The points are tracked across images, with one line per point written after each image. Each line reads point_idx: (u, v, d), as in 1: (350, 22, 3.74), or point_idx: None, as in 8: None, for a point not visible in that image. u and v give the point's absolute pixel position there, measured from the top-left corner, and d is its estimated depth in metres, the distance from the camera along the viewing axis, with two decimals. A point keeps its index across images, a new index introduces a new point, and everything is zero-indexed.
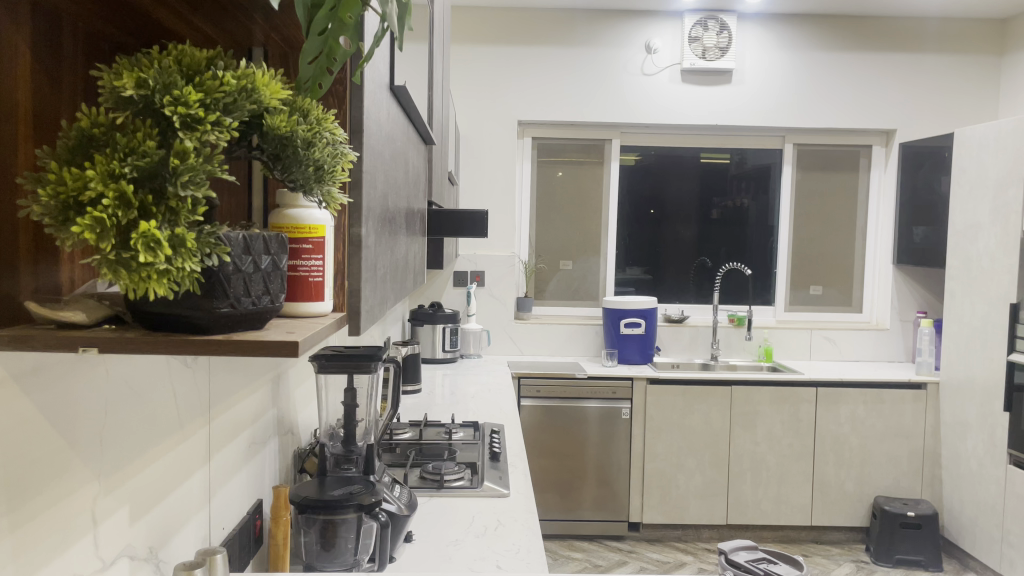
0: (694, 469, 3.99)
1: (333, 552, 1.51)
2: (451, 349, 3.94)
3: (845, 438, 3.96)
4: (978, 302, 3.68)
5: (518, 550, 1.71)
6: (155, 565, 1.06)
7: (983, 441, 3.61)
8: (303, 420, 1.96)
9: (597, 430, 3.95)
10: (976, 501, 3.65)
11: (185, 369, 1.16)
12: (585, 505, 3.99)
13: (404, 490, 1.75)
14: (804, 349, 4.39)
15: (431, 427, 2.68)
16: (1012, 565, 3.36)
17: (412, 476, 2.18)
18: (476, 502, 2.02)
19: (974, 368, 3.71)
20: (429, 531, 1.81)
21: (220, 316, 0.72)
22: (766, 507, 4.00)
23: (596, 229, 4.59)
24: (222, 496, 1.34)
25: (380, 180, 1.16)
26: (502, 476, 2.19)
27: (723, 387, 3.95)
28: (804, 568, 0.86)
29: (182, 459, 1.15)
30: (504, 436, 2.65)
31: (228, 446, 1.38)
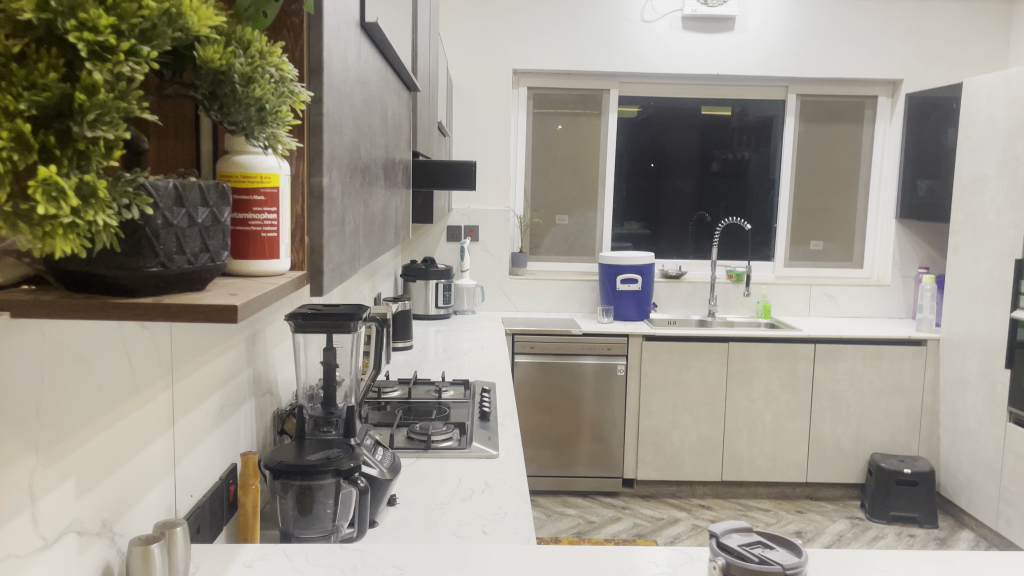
0: (689, 426, 3.95)
1: (310, 518, 1.45)
2: (444, 305, 3.87)
3: (842, 395, 3.92)
4: (983, 257, 3.60)
5: (505, 514, 1.66)
6: (110, 539, 1.01)
7: (983, 398, 3.56)
8: (283, 378, 1.90)
9: (592, 386, 3.90)
10: (973, 458, 3.62)
11: (141, 331, 1.08)
12: (578, 461, 3.96)
13: (387, 452, 1.69)
14: (802, 305, 4.33)
15: (421, 385, 2.62)
16: (1009, 523, 3.34)
17: (399, 436, 2.12)
18: (463, 463, 1.96)
19: (976, 324, 3.64)
20: (413, 494, 1.76)
21: (149, 277, 0.65)
22: (761, 464, 3.97)
23: (594, 181, 4.47)
24: (188, 462, 1.28)
25: (349, 125, 1.07)
26: (491, 437, 2.12)
27: (721, 343, 3.89)
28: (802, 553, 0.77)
29: (140, 425, 1.09)
30: (495, 394, 2.59)
31: (195, 411, 1.31)
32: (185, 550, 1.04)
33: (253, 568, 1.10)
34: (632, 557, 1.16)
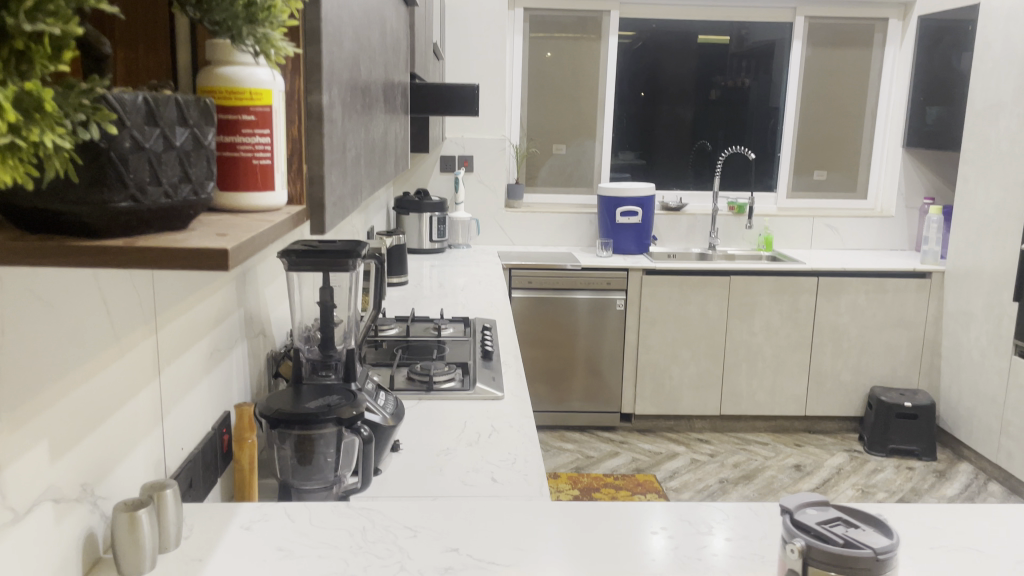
0: (689, 361, 3.88)
1: (310, 469, 1.36)
2: (439, 239, 3.75)
3: (844, 328, 3.86)
4: (993, 187, 3.49)
5: (515, 460, 1.58)
6: (92, 504, 0.92)
7: (988, 331, 3.51)
8: (276, 318, 1.79)
9: (588, 321, 3.82)
10: (975, 391, 3.58)
11: (120, 275, 0.97)
12: (575, 395, 3.91)
13: (389, 397, 1.60)
14: (805, 236, 4.23)
15: (419, 323, 2.51)
16: (1010, 456, 3.33)
17: (399, 376, 2.02)
18: (467, 405, 1.87)
19: (984, 256, 3.55)
20: (416, 439, 1.67)
21: (117, 213, 0.55)
22: (760, 398, 3.93)
23: (592, 109, 4.29)
24: (178, 413, 1.19)
25: (348, 34, 0.94)
26: (496, 377, 2.03)
27: (722, 277, 3.80)
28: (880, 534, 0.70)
29: (121, 377, 0.99)
30: (496, 331, 2.49)
31: (184, 357, 1.21)
32: (175, 513, 0.96)
33: (252, 531, 1.01)
34: (662, 515, 1.08)
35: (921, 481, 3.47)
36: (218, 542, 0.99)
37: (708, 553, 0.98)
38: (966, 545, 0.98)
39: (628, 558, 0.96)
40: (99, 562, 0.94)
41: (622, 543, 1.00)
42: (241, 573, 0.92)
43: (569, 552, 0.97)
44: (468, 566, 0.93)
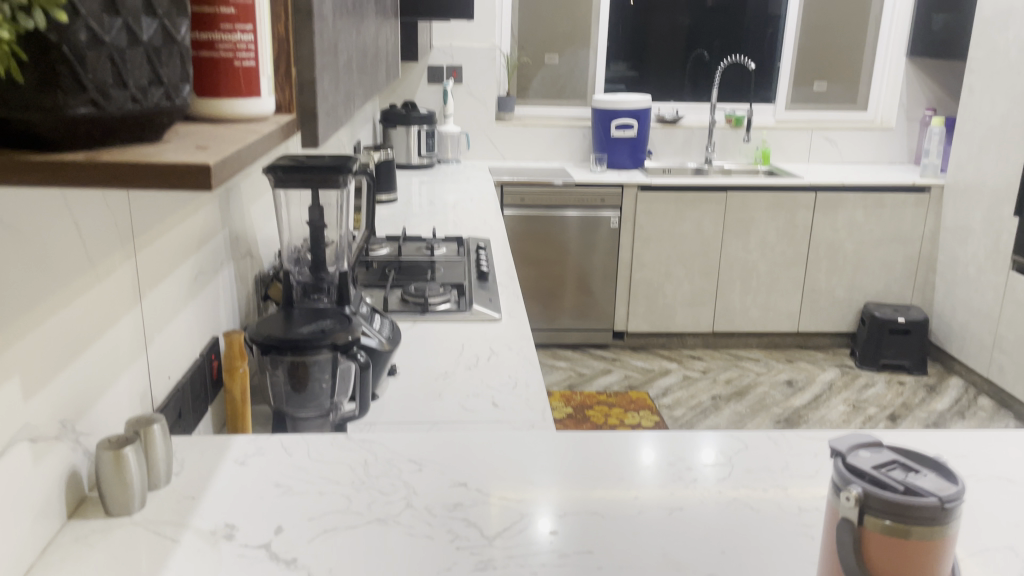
0: (683, 278, 3.83)
1: (305, 396, 1.30)
2: (427, 154, 3.62)
3: (840, 244, 3.81)
4: (999, 98, 3.39)
5: (516, 383, 1.53)
6: (74, 440, 0.86)
7: (986, 246, 3.47)
8: (263, 238, 1.71)
9: (579, 238, 3.74)
10: (970, 307, 3.57)
11: (92, 196, 0.88)
12: (567, 313, 3.88)
13: (384, 320, 1.53)
14: (803, 150, 4.14)
15: (411, 242, 2.43)
16: (1002, 371, 3.35)
17: (393, 298, 1.95)
18: (464, 328, 1.81)
19: (986, 170, 3.48)
20: (413, 363, 1.61)
21: (76, 121, 0.47)
22: (753, 315, 3.91)
23: (585, 16, 4.10)
24: (164, 341, 1.12)
25: None
26: (493, 298, 1.96)
27: (719, 192, 3.71)
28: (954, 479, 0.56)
29: (99, 305, 0.91)
30: (491, 251, 2.41)
31: (167, 282, 1.14)
32: (164, 448, 0.90)
33: (247, 466, 0.96)
34: (679, 442, 1.02)
35: (912, 396, 3.49)
36: (213, 477, 0.93)
37: (727, 483, 0.93)
38: (997, 475, 0.94)
39: (644, 490, 0.91)
40: (84, 500, 0.89)
41: (636, 474, 0.94)
42: (235, 510, 0.87)
43: (580, 485, 0.92)
44: (477, 502, 0.88)
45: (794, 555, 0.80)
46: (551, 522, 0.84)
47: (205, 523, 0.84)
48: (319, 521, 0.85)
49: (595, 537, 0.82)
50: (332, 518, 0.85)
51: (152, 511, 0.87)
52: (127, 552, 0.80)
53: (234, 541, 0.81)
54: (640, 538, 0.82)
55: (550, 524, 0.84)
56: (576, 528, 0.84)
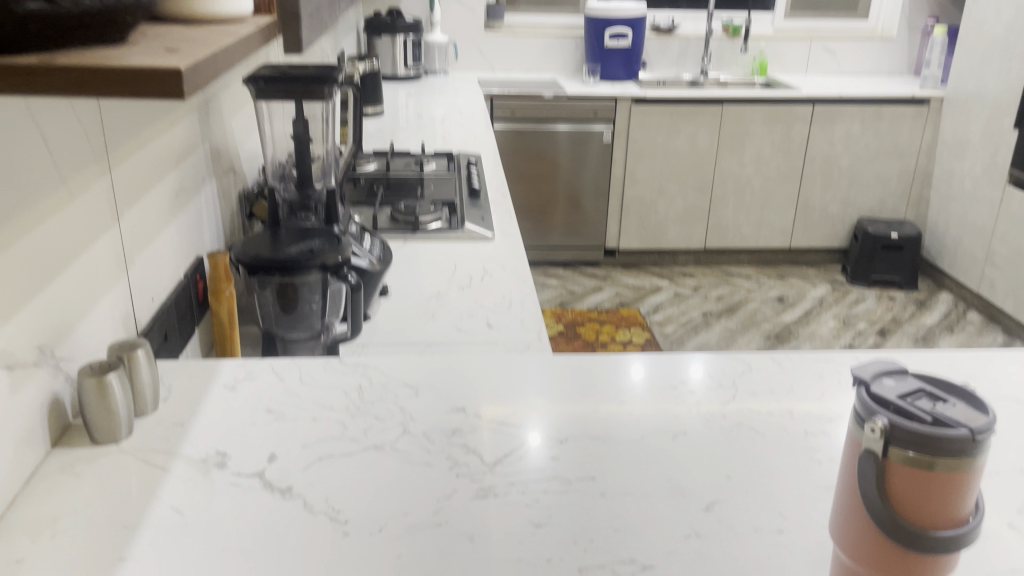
0: (676, 194, 3.78)
1: (294, 317, 1.27)
2: (414, 66, 3.50)
3: (836, 159, 3.74)
4: (1005, 5, 3.27)
5: (511, 303, 1.49)
6: (54, 367, 0.83)
7: (983, 160, 3.41)
8: (246, 153, 1.64)
9: (570, 154, 3.66)
10: (963, 222, 3.54)
11: (59, 108, 0.82)
12: (557, 230, 3.83)
13: (374, 239, 1.49)
14: (801, 62, 4.03)
15: (399, 158, 2.36)
16: (993, 286, 3.35)
17: (382, 217, 1.89)
18: (457, 247, 1.76)
19: (987, 82, 3.39)
20: (406, 283, 1.58)
21: (26, 20, 0.44)
22: (746, 231, 3.87)
23: None
24: (145, 263, 1.08)
25: None
26: (485, 216, 1.91)
27: (714, 105, 3.61)
28: (988, 412, 0.53)
29: (73, 225, 0.86)
30: (483, 167, 2.35)
31: (145, 200, 1.08)
32: (151, 374, 0.87)
33: (237, 392, 0.92)
34: (680, 364, 1.00)
35: (901, 311, 3.49)
36: (202, 403, 0.90)
37: (731, 406, 0.91)
38: (1005, 395, 0.93)
39: (645, 414, 0.89)
40: (68, 428, 0.86)
41: (636, 398, 0.92)
42: (226, 437, 0.84)
43: (578, 408, 0.90)
44: (476, 428, 0.85)
45: (800, 479, 0.78)
46: (551, 448, 0.82)
47: (195, 452, 0.81)
48: (314, 449, 0.82)
49: (597, 463, 0.80)
50: (327, 445, 0.82)
51: (140, 439, 0.84)
52: (116, 481, 0.77)
53: (226, 469, 0.79)
54: (643, 463, 0.80)
55: (549, 450, 0.82)
56: (577, 453, 0.81)
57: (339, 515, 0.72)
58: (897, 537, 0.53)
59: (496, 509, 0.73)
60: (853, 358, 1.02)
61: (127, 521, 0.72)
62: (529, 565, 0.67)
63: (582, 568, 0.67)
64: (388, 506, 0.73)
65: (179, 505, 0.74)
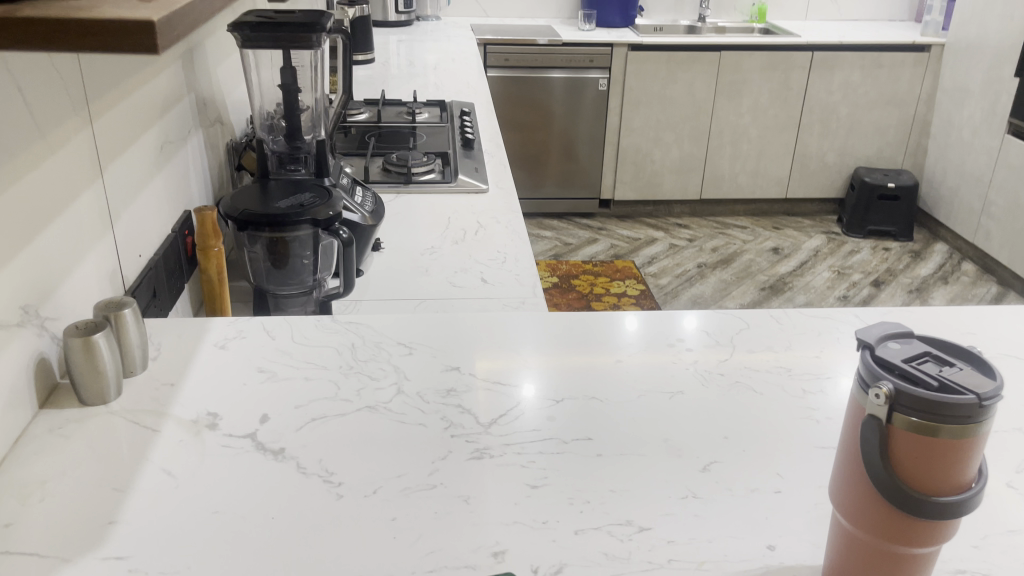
0: (672, 144, 3.73)
1: (285, 272, 1.25)
2: (406, 11, 3.41)
3: (834, 107, 3.69)
4: None
5: (505, 257, 1.47)
6: (39, 326, 0.81)
7: (983, 109, 3.36)
8: (233, 104, 1.59)
9: (565, 102, 3.60)
10: (960, 172, 3.51)
11: (36, 59, 0.78)
12: (551, 181, 3.79)
13: (366, 192, 1.46)
14: (800, 7, 3.94)
15: (391, 107, 2.31)
16: (988, 236, 3.34)
17: (373, 168, 1.86)
18: (450, 200, 1.73)
19: (989, 28, 3.33)
20: (399, 237, 1.55)
21: None
22: (742, 181, 3.84)
23: None
24: (131, 218, 1.05)
25: None
26: (479, 168, 1.88)
27: (712, 52, 3.55)
28: (996, 378, 0.52)
29: (54, 181, 0.83)
30: (476, 117, 2.30)
31: (130, 154, 1.05)
32: (139, 334, 0.85)
33: (228, 351, 0.91)
34: (677, 322, 0.98)
35: (896, 262, 3.49)
36: (192, 362, 0.89)
37: (728, 364, 0.90)
38: (1005, 352, 0.93)
39: (642, 373, 0.88)
40: (56, 389, 0.84)
41: (632, 356, 0.91)
42: (217, 398, 0.82)
43: (574, 367, 0.88)
44: (471, 388, 0.84)
45: (799, 440, 0.77)
46: (547, 408, 0.81)
47: (185, 413, 0.80)
48: (306, 410, 0.81)
49: (593, 423, 0.79)
50: (320, 406, 0.81)
51: (130, 399, 0.82)
52: (105, 443, 0.76)
53: (218, 431, 0.77)
54: (639, 423, 0.79)
55: (546, 410, 0.81)
56: (574, 413, 0.80)
57: (333, 477, 0.71)
58: (899, 503, 0.53)
59: (493, 471, 0.72)
60: (853, 315, 1.00)
61: (117, 484, 0.70)
62: (525, 528, 0.66)
63: (579, 530, 0.66)
64: (382, 468, 0.73)
65: (170, 468, 0.72)
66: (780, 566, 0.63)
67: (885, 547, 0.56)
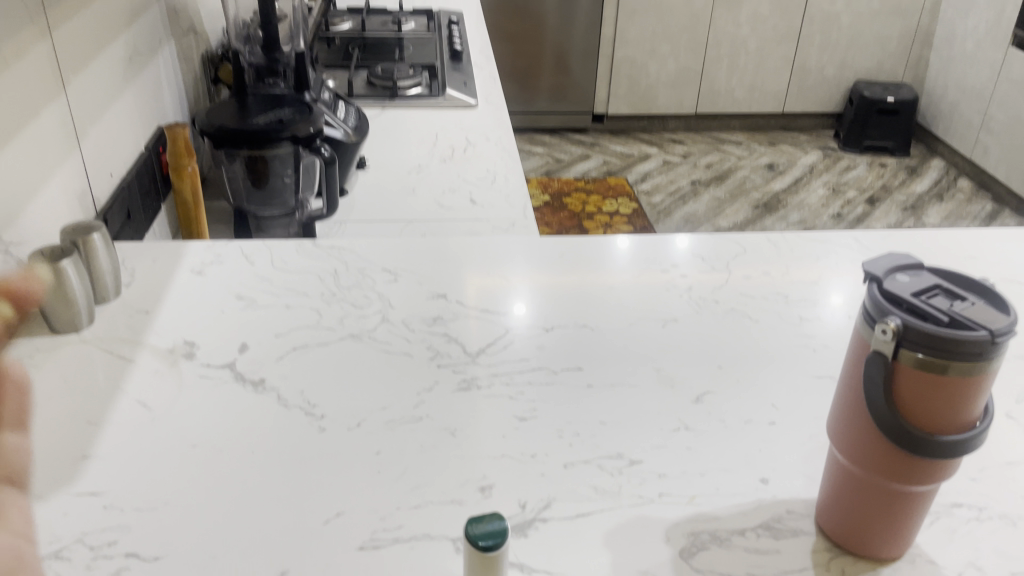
0: (668, 56, 3.61)
1: (266, 193, 1.21)
2: None
3: (835, 18, 3.57)
4: None
5: (494, 176, 1.42)
6: (3, 252, 0.77)
7: (988, 19, 3.25)
8: (207, 12, 1.51)
9: (557, 12, 3.47)
10: (962, 85, 3.42)
11: None
12: (543, 95, 3.68)
13: (350, 107, 1.40)
14: None
15: (376, 16, 2.20)
16: (987, 153, 3.28)
17: (358, 81, 1.78)
18: (437, 115, 1.67)
19: None
20: (384, 155, 1.50)
21: None
22: (739, 95, 3.74)
23: None
24: (100, 135, 1.00)
25: None
26: (467, 81, 1.80)
27: None
28: (1012, 314, 0.49)
29: (11, 97, 0.78)
30: (465, 27, 2.20)
31: (95, 66, 0.99)
32: (110, 260, 0.82)
33: (205, 276, 0.87)
34: (671, 246, 0.95)
35: (892, 179, 3.43)
36: (168, 288, 0.85)
37: (724, 291, 0.87)
38: (1008, 278, 0.90)
39: (633, 300, 0.85)
40: None
41: (623, 282, 0.88)
42: (194, 326, 0.79)
43: (564, 294, 0.85)
44: (458, 317, 0.81)
45: (794, 369, 0.75)
46: (537, 337, 0.79)
47: (162, 341, 0.77)
48: (287, 339, 0.78)
49: (585, 352, 0.77)
50: (302, 335, 0.78)
51: (103, 327, 0.79)
52: (79, 374, 0.73)
53: (195, 360, 0.75)
54: (631, 353, 0.77)
55: (535, 339, 0.78)
56: (564, 342, 0.78)
57: (315, 410, 0.69)
58: (901, 443, 0.51)
59: (481, 403, 0.70)
60: (852, 239, 0.97)
61: (92, 416, 0.68)
62: (513, 461, 0.64)
63: (568, 463, 0.64)
64: (366, 400, 0.70)
65: (146, 399, 0.70)
66: (773, 500, 0.62)
67: (883, 484, 0.54)
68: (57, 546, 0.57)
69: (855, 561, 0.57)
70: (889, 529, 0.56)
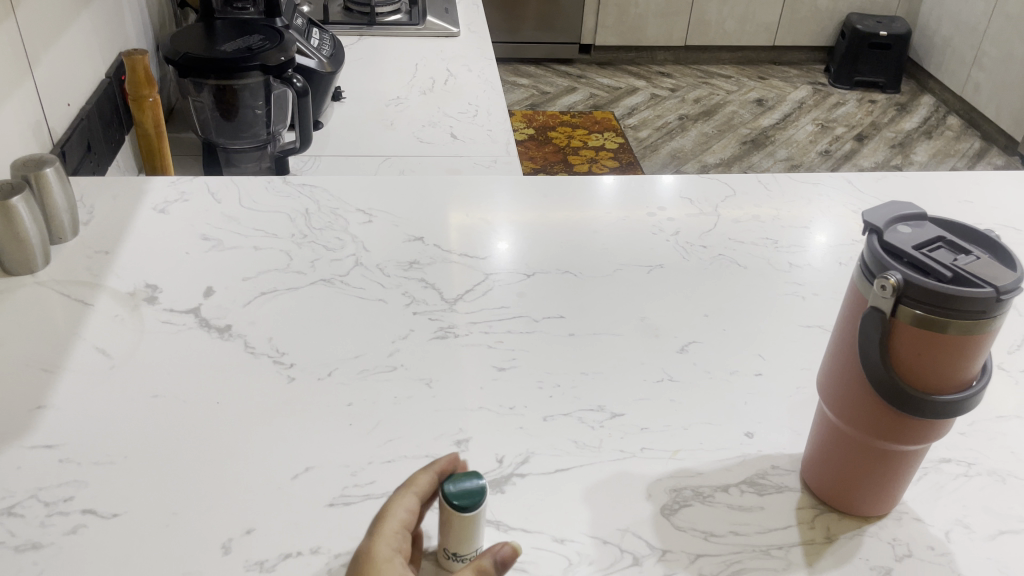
0: None
1: (236, 125, 1.15)
2: None
3: None
4: None
5: (477, 110, 1.37)
6: None
7: None
8: None
9: None
10: (955, 19, 3.34)
11: None
12: (528, 25, 3.55)
13: (324, 34, 1.33)
14: None
15: None
16: (977, 89, 3.23)
17: (333, 6, 1.70)
18: (417, 44, 1.60)
19: None
20: (361, 86, 1.44)
21: None
22: (729, 27, 3.64)
23: None
24: (54, 61, 0.93)
25: None
26: (449, 8, 1.72)
27: None
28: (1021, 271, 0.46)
29: None
30: None
31: None
32: (66, 196, 0.77)
33: (169, 214, 0.83)
34: (655, 187, 0.91)
35: (882, 115, 3.38)
36: (130, 226, 0.81)
37: (711, 235, 0.84)
38: (1003, 222, 0.88)
39: (617, 244, 0.81)
40: None
41: (607, 225, 0.84)
42: (156, 268, 0.76)
43: (546, 238, 0.82)
44: (435, 261, 0.78)
45: (783, 318, 0.73)
46: (516, 283, 0.75)
47: (122, 284, 0.73)
48: (255, 282, 0.74)
49: (567, 299, 0.74)
50: (270, 279, 0.75)
51: (60, 268, 0.75)
52: (34, 318, 0.69)
53: (157, 305, 0.71)
54: (614, 299, 0.74)
55: (515, 285, 0.75)
56: (545, 289, 0.75)
57: (284, 358, 0.66)
58: (895, 403, 0.49)
59: (457, 351, 0.67)
60: (845, 181, 0.94)
61: (48, 363, 0.65)
62: (490, 413, 0.62)
63: (548, 416, 0.62)
64: (338, 348, 0.67)
65: (106, 346, 0.67)
66: (757, 455, 0.60)
67: (870, 442, 0.52)
68: (12, 502, 0.54)
69: (841, 519, 0.56)
70: (879, 487, 0.54)
